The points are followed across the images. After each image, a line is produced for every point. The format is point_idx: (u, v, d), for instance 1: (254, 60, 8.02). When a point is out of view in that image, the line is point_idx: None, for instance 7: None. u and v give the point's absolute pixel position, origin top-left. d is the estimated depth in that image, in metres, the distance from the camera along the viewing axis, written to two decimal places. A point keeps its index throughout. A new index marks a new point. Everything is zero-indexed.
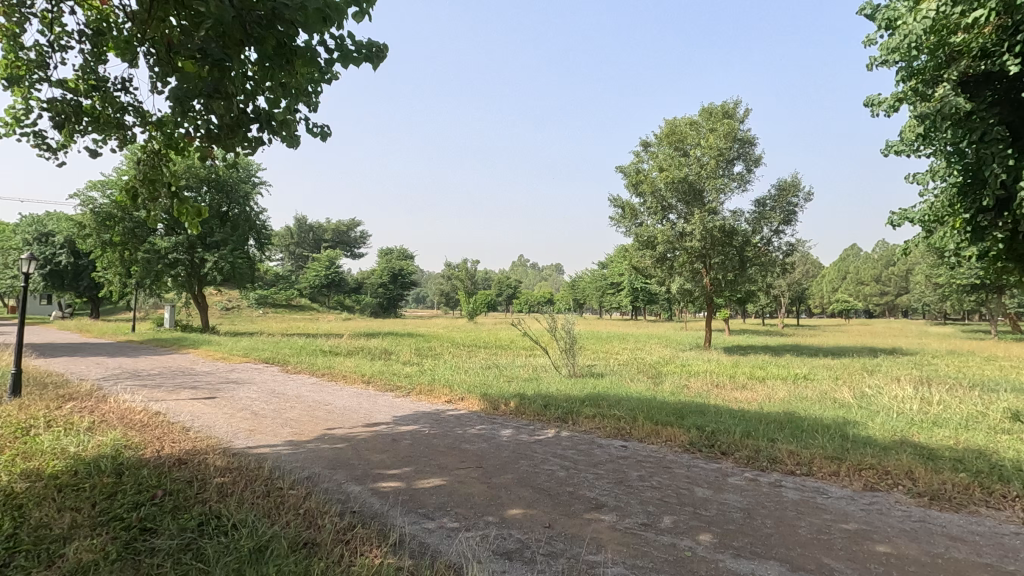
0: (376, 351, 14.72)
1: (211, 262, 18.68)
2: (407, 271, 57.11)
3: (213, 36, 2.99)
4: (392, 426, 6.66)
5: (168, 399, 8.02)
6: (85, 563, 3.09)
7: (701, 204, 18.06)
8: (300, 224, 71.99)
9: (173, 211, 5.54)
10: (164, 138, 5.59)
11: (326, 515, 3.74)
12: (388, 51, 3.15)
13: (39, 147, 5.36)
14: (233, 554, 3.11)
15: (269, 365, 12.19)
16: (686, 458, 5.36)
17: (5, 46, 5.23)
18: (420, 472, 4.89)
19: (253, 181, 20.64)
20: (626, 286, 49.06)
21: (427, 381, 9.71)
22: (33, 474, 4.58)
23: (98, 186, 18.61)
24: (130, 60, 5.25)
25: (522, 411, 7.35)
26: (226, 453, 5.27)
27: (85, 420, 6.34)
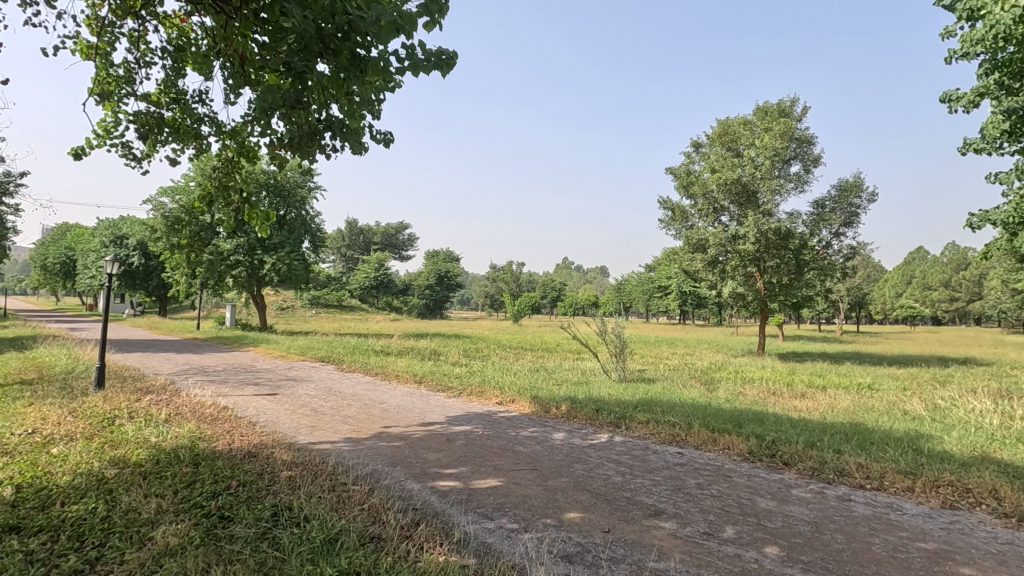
0: (426, 352, 15.01)
1: (270, 263, 19.49)
2: (453, 274, 57.77)
3: (296, 49, 3.16)
4: (446, 426, 6.76)
5: (234, 395, 8.44)
6: (173, 547, 3.30)
7: (755, 205, 17.39)
8: (351, 227, 74.27)
9: (244, 216, 5.83)
10: (237, 147, 5.92)
11: (390, 511, 3.85)
12: (457, 59, 3.21)
13: (126, 156, 5.77)
14: (306, 545, 3.25)
15: (325, 363, 12.63)
16: (746, 467, 5.22)
17: (98, 65, 5.65)
18: (477, 472, 4.95)
19: (310, 186, 21.43)
20: (674, 290, 48.04)
21: (477, 382, 9.82)
22: (120, 461, 4.92)
23: (168, 192, 19.72)
24: (207, 74, 5.59)
25: (575, 414, 7.33)
26: (291, 447, 5.50)
27: (162, 413, 6.75)
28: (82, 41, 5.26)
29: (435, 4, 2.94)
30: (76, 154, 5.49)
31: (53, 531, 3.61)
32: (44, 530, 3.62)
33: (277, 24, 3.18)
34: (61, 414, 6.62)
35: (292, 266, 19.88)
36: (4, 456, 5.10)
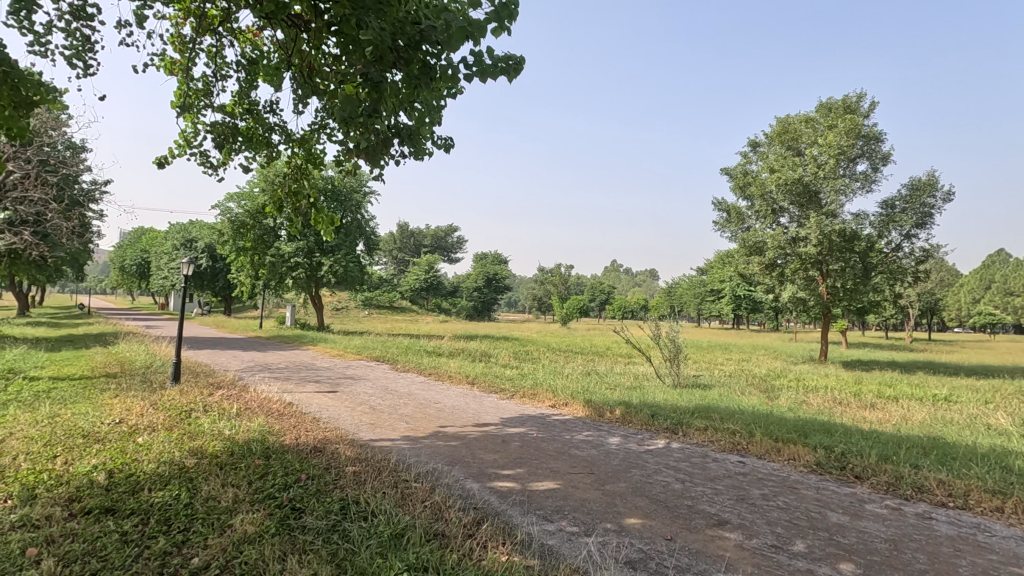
0: (477, 353, 15.17)
1: (327, 265, 20.22)
2: (501, 276, 58.03)
3: (371, 60, 3.29)
4: (500, 427, 6.82)
5: (298, 391, 8.80)
6: (251, 534, 3.49)
7: (817, 206, 16.63)
8: (402, 230, 75.94)
9: (310, 220, 6.07)
10: (305, 154, 6.19)
11: (452, 509, 3.92)
12: (524, 64, 3.24)
13: (204, 165, 6.14)
14: (375, 538, 3.37)
15: (380, 363, 12.98)
16: (814, 479, 5.02)
17: (181, 80, 6.03)
18: (534, 474, 4.98)
19: (364, 191, 22.09)
20: (728, 294, 46.62)
21: (530, 384, 9.86)
22: (199, 452, 5.23)
23: (234, 198, 20.77)
24: (278, 85, 5.88)
25: (630, 419, 7.24)
26: (354, 443, 5.70)
27: (233, 407, 7.12)
28: (166, 56, 5.64)
29: (505, 11, 2.99)
30: (160, 163, 5.88)
31: (143, 514, 3.88)
32: (136, 512, 3.90)
33: (353, 37, 3.32)
34: (144, 406, 7.10)
35: (348, 268, 20.57)
36: (97, 443, 5.52)
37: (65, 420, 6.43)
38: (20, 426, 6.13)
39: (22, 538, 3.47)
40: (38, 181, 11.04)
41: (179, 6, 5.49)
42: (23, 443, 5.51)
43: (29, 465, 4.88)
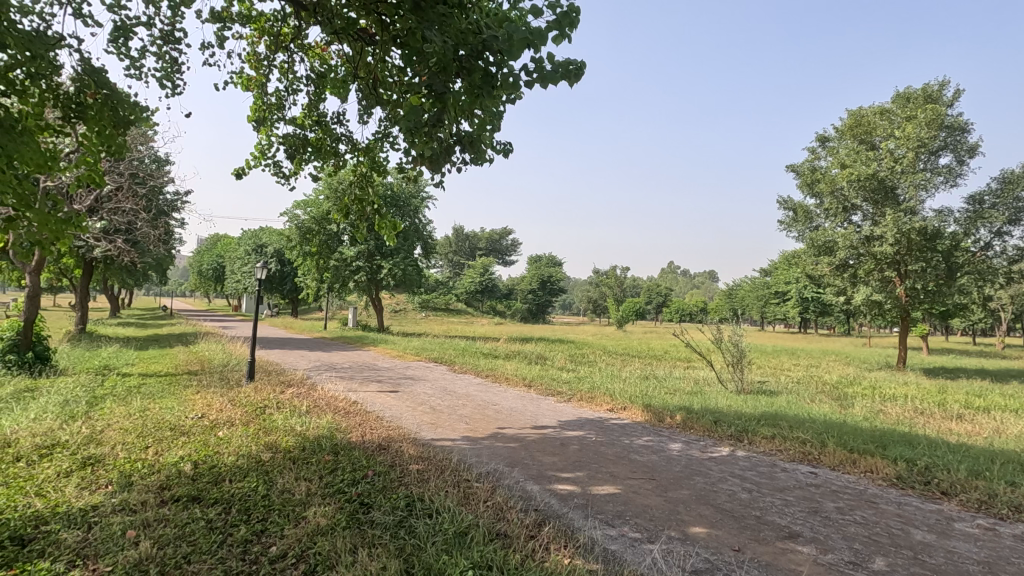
0: (534, 356, 15.21)
1: (387, 269, 20.87)
2: (556, 279, 57.71)
3: (436, 71, 3.37)
4: (558, 430, 6.82)
5: (361, 391, 9.13)
6: (325, 526, 3.66)
7: (894, 202, 15.61)
8: (458, 233, 77.20)
9: (374, 225, 6.27)
10: (370, 162, 6.41)
11: (513, 510, 3.97)
12: (584, 70, 3.18)
13: (277, 174, 6.50)
14: (440, 535, 3.46)
15: (438, 364, 13.26)
16: (894, 494, 4.72)
17: (256, 95, 6.41)
18: (594, 478, 4.94)
19: (422, 196, 22.60)
20: (794, 296, 44.53)
21: (587, 387, 9.77)
22: (274, 446, 5.54)
23: (301, 205, 21.79)
24: (344, 98, 6.13)
25: (692, 425, 7.04)
26: (416, 442, 5.86)
27: (303, 404, 7.48)
28: (244, 74, 6.02)
29: (566, 18, 2.99)
30: (238, 173, 6.28)
31: (226, 503, 4.15)
32: (219, 502, 4.18)
33: (418, 49, 3.42)
34: (222, 402, 7.57)
35: (407, 271, 21.14)
36: (183, 436, 5.95)
37: (155, 414, 6.96)
38: (117, 418, 6.70)
39: (123, 521, 3.79)
40: (130, 194, 12.03)
41: (255, 26, 5.85)
42: (119, 434, 6.02)
43: (126, 454, 5.32)
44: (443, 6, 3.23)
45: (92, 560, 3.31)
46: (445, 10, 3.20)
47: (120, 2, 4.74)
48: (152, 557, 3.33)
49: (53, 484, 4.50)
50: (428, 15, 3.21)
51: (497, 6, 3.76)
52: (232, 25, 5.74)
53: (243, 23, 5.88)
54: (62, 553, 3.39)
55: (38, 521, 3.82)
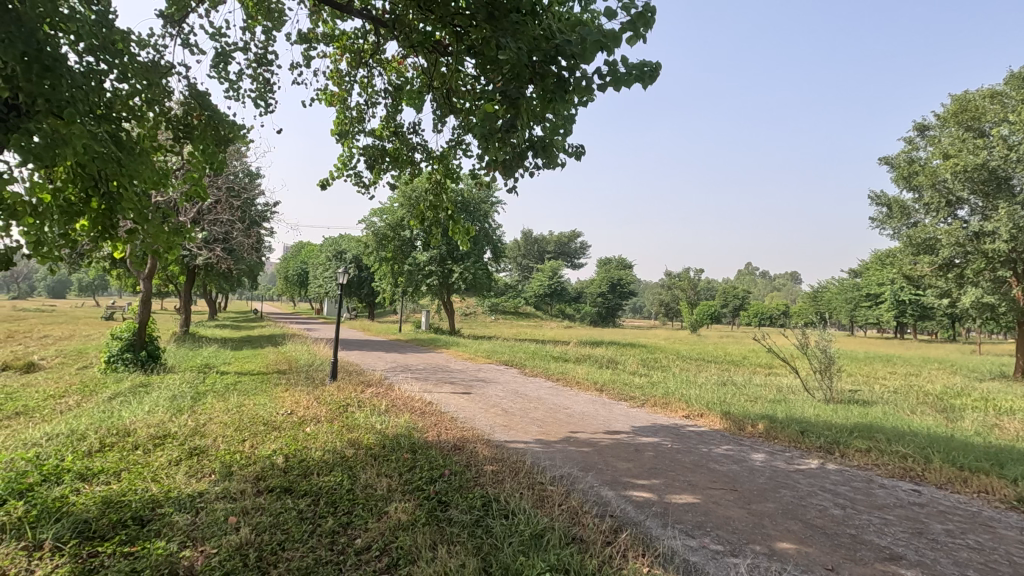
0: (605, 360, 15.02)
1: (458, 273, 21.36)
2: (626, 282, 56.40)
3: (510, 78, 3.40)
4: (632, 435, 6.69)
5: (436, 392, 9.38)
6: (405, 522, 3.80)
7: (1008, 194, 14.08)
8: (527, 237, 77.70)
9: (448, 230, 6.43)
10: (443, 170, 6.60)
11: (588, 515, 3.93)
12: (660, 70, 3.09)
13: (358, 184, 6.82)
14: (516, 536, 3.50)
15: (509, 367, 13.39)
16: (1015, 518, 4.25)
17: (339, 110, 6.79)
18: (671, 486, 4.80)
19: (491, 201, 22.93)
20: (889, 299, 41.14)
21: (661, 393, 9.50)
22: (356, 443, 5.80)
23: (378, 213, 22.75)
24: (419, 108, 6.35)
25: (775, 435, 6.68)
26: (490, 443, 5.94)
27: (382, 403, 7.79)
28: (327, 90, 6.38)
29: (641, 18, 2.95)
30: (323, 184, 6.65)
31: (315, 495, 4.41)
32: (309, 494, 4.44)
33: (493, 58, 3.48)
34: (309, 399, 8.04)
35: (477, 275, 21.52)
36: (275, 430, 6.37)
37: (249, 410, 7.50)
38: (217, 413, 7.27)
39: (225, 508, 4.11)
40: (227, 206, 13.05)
41: (338, 44, 6.21)
42: (220, 427, 6.53)
43: (226, 445, 5.77)
44: (516, 14, 3.28)
45: (200, 543, 3.61)
46: (518, 18, 3.25)
47: (220, 30, 5.18)
48: (251, 543, 3.58)
49: (166, 471, 4.96)
50: (502, 24, 3.28)
51: (568, 10, 3.77)
52: (317, 44, 6.11)
53: (327, 42, 6.24)
54: (174, 534, 3.72)
55: (154, 504, 4.22)
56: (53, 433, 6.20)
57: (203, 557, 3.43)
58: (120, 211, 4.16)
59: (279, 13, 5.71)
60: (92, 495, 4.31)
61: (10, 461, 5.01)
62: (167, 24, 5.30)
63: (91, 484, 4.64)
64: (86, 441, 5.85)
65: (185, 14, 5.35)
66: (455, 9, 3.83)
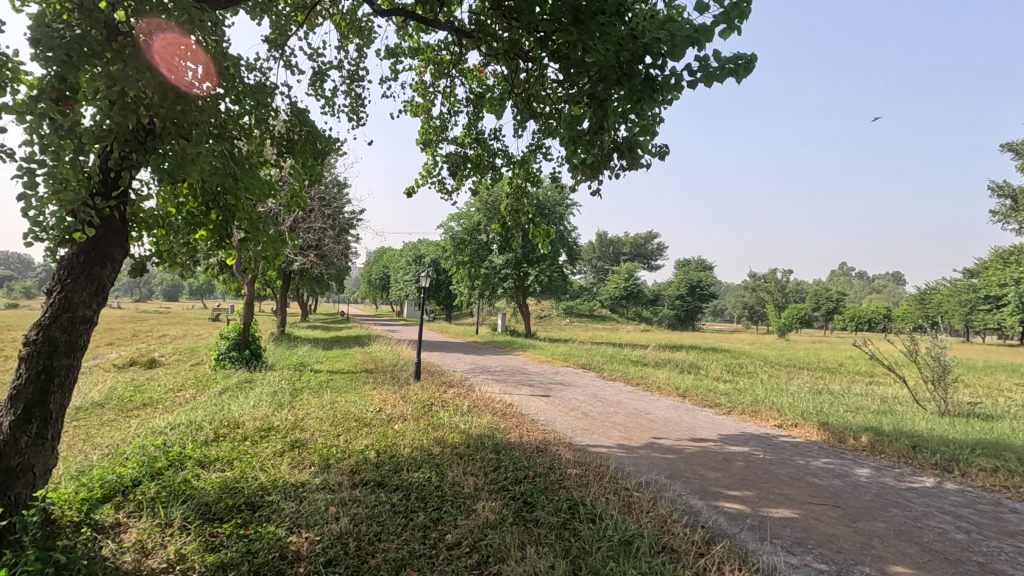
0: (687, 364, 14.53)
1: (534, 275, 21.47)
2: (706, 283, 54.08)
3: (597, 80, 3.34)
4: (720, 443, 6.44)
5: (515, 394, 9.50)
6: (493, 520, 3.88)
7: None
8: (601, 239, 76.86)
9: (528, 234, 6.48)
10: (524, 174, 6.69)
11: (677, 524, 3.83)
12: (756, 62, 2.91)
13: (442, 190, 7.06)
14: (605, 541, 3.48)
15: (587, 370, 13.30)
16: None
17: (424, 120, 7.05)
18: (765, 499, 4.57)
19: (566, 203, 22.89)
20: (1012, 301, 36.78)
21: (749, 400, 9.06)
22: (441, 441, 6.00)
23: (455, 218, 23.39)
24: (500, 115, 6.47)
25: (882, 450, 6.16)
26: (572, 447, 5.94)
27: (464, 404, 7.99)
28: (413, 101, 6.65)
29: (735, 10, 2.83)
30: (409, 192, 6.95)
31: (406, 490, 4.59)
32: (400, 488, 4.64)
33: (579, 61, 3.45)
34: (396, 398, 8.41)
35: (553, 277, 21.52)
36: (366, 427, 6.71)
37: (342, 406, 7.95)
38: (313, 408, 7.77)
39: (325, 498, 4.38)
40: (319, 215, 13.93)
41: (422, 56, 6.46)
42: (317, 422, 6.99)
43: (323, 439, 6.15)
44: (602, 16, 3.24)
45: (305, 529, 3.88)
46: (605, 19, 3.22)
47: (318, 51, 5.56)
48: (350, 532, 3.79)
49: (272, 462, 5.37)
50: (588, 27, 3.27)
51: (653, 8, 3.69)
52: (403, 58, 6.39)
53: (413, 55, 6.51)
54: (282, 520, 4.02)
55: (263, 491, 4.57)
56: (175, 423, 6.89)
57: (308, 543, 3.68)
58: (234, 221, 4.56)
59: (369, 31, 6.06)
60: (212, 481, 4.74)
61: (143, 446, 5.61)
62: (272, 48, 5.76)
63: (208, 470, 5.11)
64: (203, 431, 6.45)
65: (287, 38, 5.78)
66: (539, 15, 3.87)
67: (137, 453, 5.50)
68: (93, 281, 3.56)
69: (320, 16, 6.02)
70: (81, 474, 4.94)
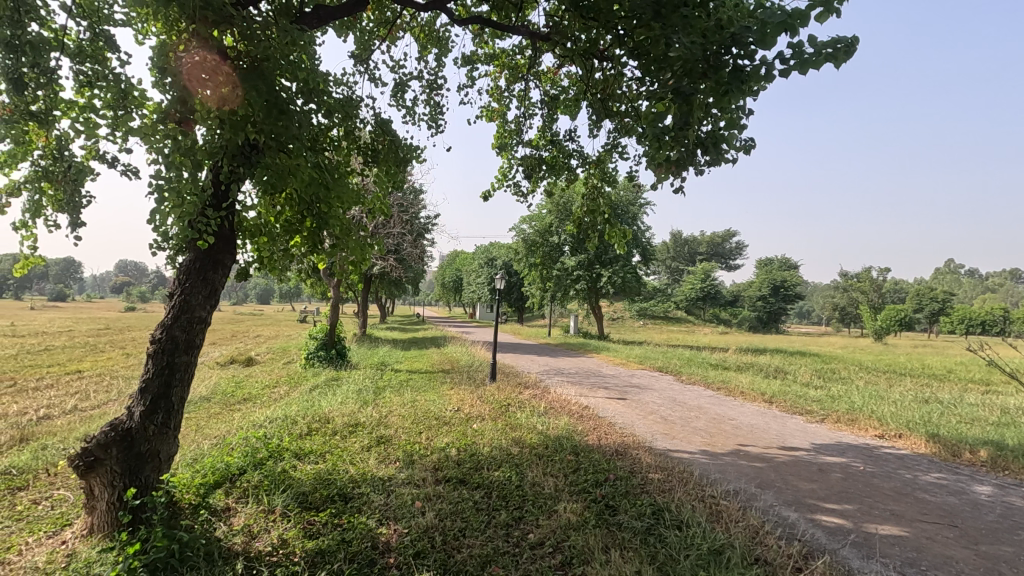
0: (772, 369, 13.78)
1: (606, 276, 21.16)
2: (791, 283, 50.93)
3: (681, 74, 3.24)
4: (814, 453, 6.06)
5: (591, 396, 9.41)
6: (575, 522, 3.86)
7: None
8: (676, 238, 74.58)
9: (605, 234, 6.40)
10: (600, 174, 6.64)
11: (770, 536, 3.65)
12: (857, 45, 2.71)
13: (517, 193, 7.14)
14: (693, 549, 3.37)
15: (665, 373, 12.95)
16: None
17: (499, 124, 7.17)
18: (869, 514, 4.24)
19: (640, 203, 22.40)
20: None
21: (845, 407, 8.45)
22: (519, 441, 6.05)
23: (527, 220, 23.55)
24: (575, 115, 6.46)
25: (1005, 466, 5.55)
26: (652, 451, 5.80)
27: (541, 405, 8.02)
28: (489, 106, 6.77)
29: None
30: (485, 196, 7.08)
31: (487, 488, 4.68)
32: (481, 486, 4.74)
33: (662, 56, 3.37)
34: (474, 398, 8.58)
35: (626, 278, 21.12)
36: (446, 425, 6.90)
37: (422, 404, 8.23)
38: (396, 406, 8.10)
39: (411, 493, 4.54)
40: (398, 220, 14.50)
41: (498, 61, 6.57)
42: (400, 419, 7.28)
43: (406, 436, 6.39)
44: (686, 7, 3.14)
45: (393, 522, 4.05)
46: (689, 12, 3.14)
47: (399, 63, 5.81)
48: (435, 527, 3.91)
49: (360, 456, 5.64)
50: (671, 20, 3.19)
51: None
52: (479, 64, 6.53)
53: (488, 61, 6.64)
54: (372, 511, 4.21)
55: (354, 484, 4.82)
56: (273, 417, 7.41)
57: (397, 535, 3.83)
58: (327, 228, 4.84)
59: (447, 40, 6.24)
60: (307, 472, 5.05)
61: (246, 438, 6.08)
62: (357, 63, 6.07)
63: (303, 462, 5.45)
64: (297, 426, 6.89)
65: (371, 52, 6.07)
66: (618, 12, 3.83)
67: (241, 444, 5.96)
68: (207, 285, 3.91)
69: (400, 29, 6.27)
70: (195, 461, 5.42)
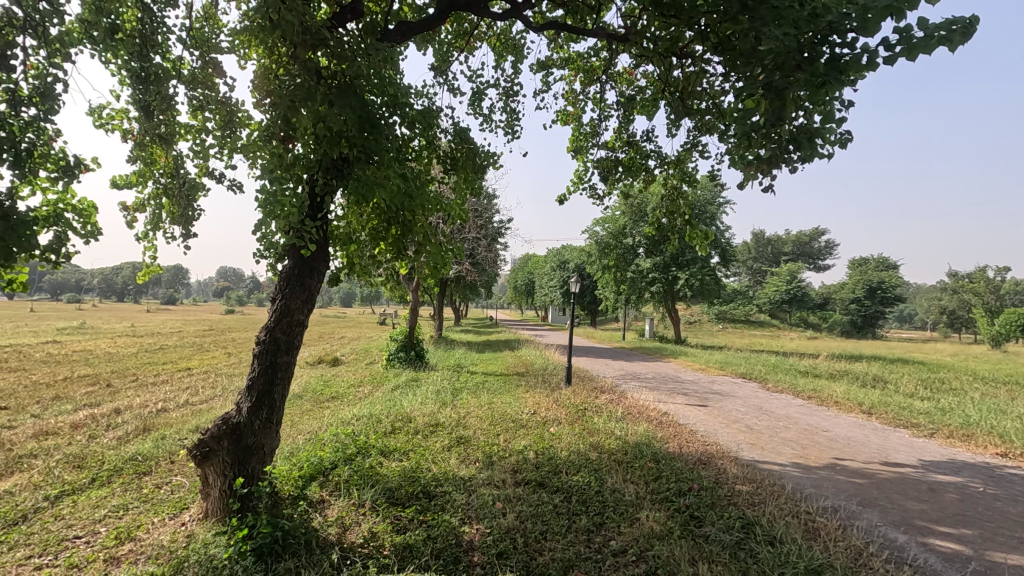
0: (870, 377, 12.74)
1: (683, 279, 20.47)
2: (890, 284, 46.89)
3: (773, 67, 3.08)
4: (923, 470, 5.55)
5: (670, 402, 9.14)
6: (658, 531, 3.77)
7: None
8: (758, 238, 70.86)
9: (685, 236, 6.21)
10: (680, 174, 6.44)
11: (876, 559, 3.39)
12: (975, 25, 2.46)
13: (593, 196, 7.09)
14: (788, 568, 3.20)
15: (748, 380, 12.33)
16: None
17: (575, 127, 7.15)
18: (992, 541, 3.83)
19: (719, 202, 21.49)
20: None
21: (958, 422, 7.66)
22: (597, 446, 6.00)
23: (600, 222, 23.27)
24: (653, 115, 6.32)
25: None
26: (738, 461, 5.55)
27: (618, 410, 7.89)
28: (564, 110, 6.77)
29: None
30: (561, 199, 7.08)
31: (567, 492, 4.68)
32: (561, 489, 4.74)
33: (751, 48, 3.22)
34: (549, 401, 8.59)
35: (705, 280, 20.32)
36: (524, 428, 6.95)
37: (499, 406, 8.36)
38: (474, 407, 8.27)
39: (492, 494, 4.62)
40: (473, 225, 14.79)
41: (573, 64, 6.56)
42: (478, 420, 7.42)
43: (484, 437, 6.52)
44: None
45: (476, 521, 4.14)
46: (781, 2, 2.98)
47: (477, 72, 5.95)
48: (517, 528, 3.96)
49: (442, 455, 5.82)
50: (760, 12, 3.05)
51: None
52: (555, 69, 6.55)
53: (563, 65, 6.64)
54: (455, 510, 4.33)
55: (437, 481, 4.99)
56: (359, 415, 7.80)
57: (480, 534, 3.92)
58: (410, 234, 5.03)
59: (523, 47, 6.32)
60: (393, 468, 5.27)
61: (336, 434, 6.44)
62: (437, 75, 6.28)
63: (389, 459, 5.70)
64: (382, 424, 7.20)
65: (449, 64, 6.26)
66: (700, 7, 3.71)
67: (332, 439, 6.32)
68: (304, 291, 4.18)
69: (477, 40, 6.43)
70: (292, 454, 5.82)
